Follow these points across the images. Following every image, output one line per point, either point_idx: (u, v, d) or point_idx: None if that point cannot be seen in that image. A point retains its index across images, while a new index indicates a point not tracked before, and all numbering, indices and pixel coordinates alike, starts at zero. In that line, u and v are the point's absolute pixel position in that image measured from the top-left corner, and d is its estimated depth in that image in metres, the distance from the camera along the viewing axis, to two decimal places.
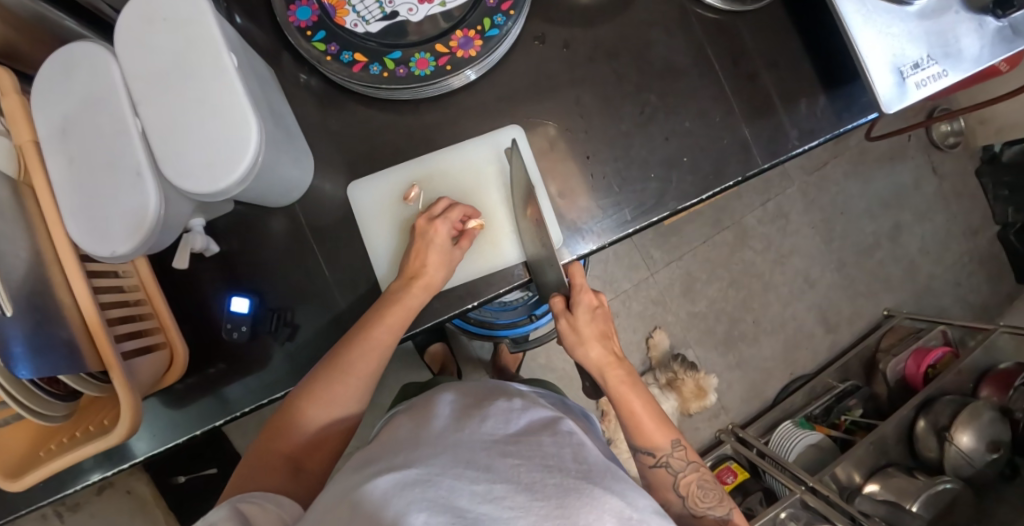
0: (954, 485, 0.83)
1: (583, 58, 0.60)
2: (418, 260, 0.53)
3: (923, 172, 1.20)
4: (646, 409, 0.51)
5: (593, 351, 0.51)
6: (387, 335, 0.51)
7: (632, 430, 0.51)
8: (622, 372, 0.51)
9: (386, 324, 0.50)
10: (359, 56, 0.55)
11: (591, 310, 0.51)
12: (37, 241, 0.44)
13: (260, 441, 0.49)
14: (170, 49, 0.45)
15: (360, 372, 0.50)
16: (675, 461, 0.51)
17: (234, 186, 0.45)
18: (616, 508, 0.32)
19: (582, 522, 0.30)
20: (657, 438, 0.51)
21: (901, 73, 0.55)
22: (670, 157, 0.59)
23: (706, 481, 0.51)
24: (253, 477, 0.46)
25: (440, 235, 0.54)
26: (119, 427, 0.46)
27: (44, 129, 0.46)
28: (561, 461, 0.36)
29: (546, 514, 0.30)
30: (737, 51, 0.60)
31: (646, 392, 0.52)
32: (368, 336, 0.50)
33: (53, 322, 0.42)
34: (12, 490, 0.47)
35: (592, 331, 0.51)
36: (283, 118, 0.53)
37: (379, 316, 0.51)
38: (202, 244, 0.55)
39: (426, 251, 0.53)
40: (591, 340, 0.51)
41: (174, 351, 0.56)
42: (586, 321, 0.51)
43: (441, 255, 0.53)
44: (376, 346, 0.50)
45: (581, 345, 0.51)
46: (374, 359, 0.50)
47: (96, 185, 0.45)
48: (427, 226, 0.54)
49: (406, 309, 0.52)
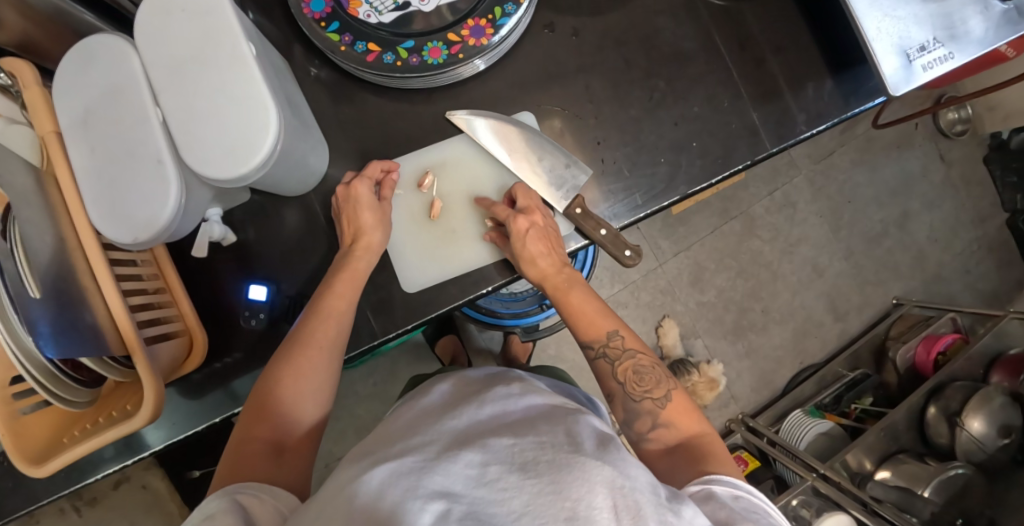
0: (965, 470, 0.83)
1: (592, 46, 0.61)
2: (351, 224, 0.55)
3: (931, 160, 1.20)
4: (585, 304, 0.54)
5: (535, 265, 0.54)
6: (343, 303, 0.53)
7: (576, 326, 0.54)
8: (561, 278, 0.55)
9: (339, 294, 0.52)
10: (372, 45, 0.56)
11: (528, 231, 0.54)
12: (61, 229, 0.45)
13: (236, 433, 0.48)
14: (189, 40, 0.46)
15: (321, 341, 0.51)
16: (612, 350, 0.52)
17: (253, 171, 0.46)
18: (609, 478, 0.32)
19: (573, 496, 0.30)
20: (597, 327, 0.53)
21: (907, 56, 0.55)
22: (680, 142, 0.60)
23: (643, 365, 0.51)
24: (240, 472, 0.44)
25: (362, 196, 0.55)
26: (142, 410, 0.47)
27: (66, 120, 0.47)
28: (553, 437, 0.36)
29: (538, 491, 0.31)
30: (745, 36, 0.61)
31: (585, 289, 0.55)
32: (323, 307, 0.52)
33: (77, 306, 0.43)
34: (36, 476, 0.48)
35: (536, 245, 0.54)
36: (299, 108, 0.54)
37: (330, 288, 0.53)
38: (219, 233, 0.56)
39: (357, 214, 0.55)
40: (536, 253, 0.54)
41: (193, 338, 0.57)
42: (528, 235, 0.54)
43: (371, 214, 0.55)
44: (334, 314, 0.52)
45: (520, 266, 0.55)
46: (334, 327, 0.52)
47: (117, 174, 0.46)
48: (348, 190, 0.55)
49: (355, 274, 0.54)
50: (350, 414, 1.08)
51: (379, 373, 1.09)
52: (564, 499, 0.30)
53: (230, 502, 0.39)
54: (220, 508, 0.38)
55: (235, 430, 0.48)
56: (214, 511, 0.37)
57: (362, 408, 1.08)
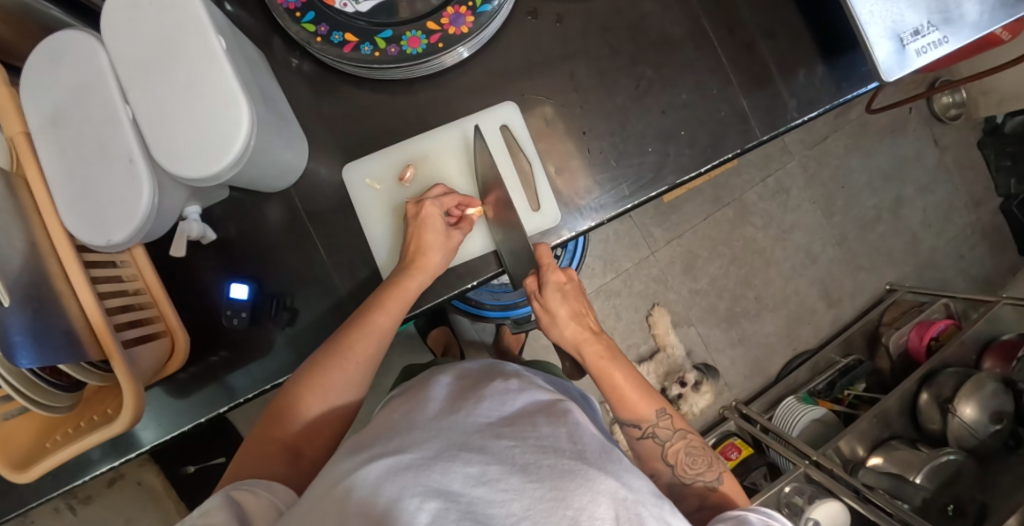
0: (958, 456, 0.82)
1: (577, 32, 0.59)
2: (414, 243, 0.54)
3: (925, 144, 1.19)
4: (629, 381, 0.51)
5: (566, 328, 0.52)
6: (387, 321, 0.52)
7: (617, 403, 0.51)
8: (600, 346, 0.51)
9: (386, 311, 0.51)
10: (349, 36, 0.54)
11: (560, 288, 0.52)
12: (33, 232, 0.43)
13: (260, 426, 0.49)
14: (157, 34, 0.44)
15: (358, 356, 0.50)
16: (661, 431, 0.51)
17: (227, 169, 0.45)
18: (611, 489, 0.32)
19: (575, 505, 0.30)
20: (641, 408, 0.51)
21: (900, 40, 0.54)
22: (668, 131, 0.59)
23: (693, 447, 0.51)
24: (252, 471, 0.46)
25: (431, 217, 0.54)
26: (122, 415, 0.46)
27: (34, 120, 0.45)
28: (556, 440, 0.36)
29: (538, 496, 0.31)
30: (733, 21, 0.59)
31: (626, 363, 0.52)
32: (368, 322, 0.51)
33: (50, 312, 0.42)
34: (19, 481, 0.47)
35: (565, 310, 0.52)
36: (275, 102, 0.52)
37: (380, 301, 0.52)
38: (198, 232, 0.55)
39: (422, 233, 0.53)
40: (565, 319, 0.52)
41: (175, 338, 0.55)
42: (564, 291, 0.52)
43: (438, 237, 0.54)
44: (375, 332, 0.51)
45: (555, 325, 0.52)
46: (374, 344, 0.51)
47: (88, 174, 0.45)
48: (417, 208, 0.54)
49: (405, 293, 0.52)
50: None
51: None
52: (565, 507, 0.30)
53: (227, 497, 0.39)
54: (216, 502, 0.37)
55: (257, 423, 0.50)
56: (208, 507, 0.37)
57: None
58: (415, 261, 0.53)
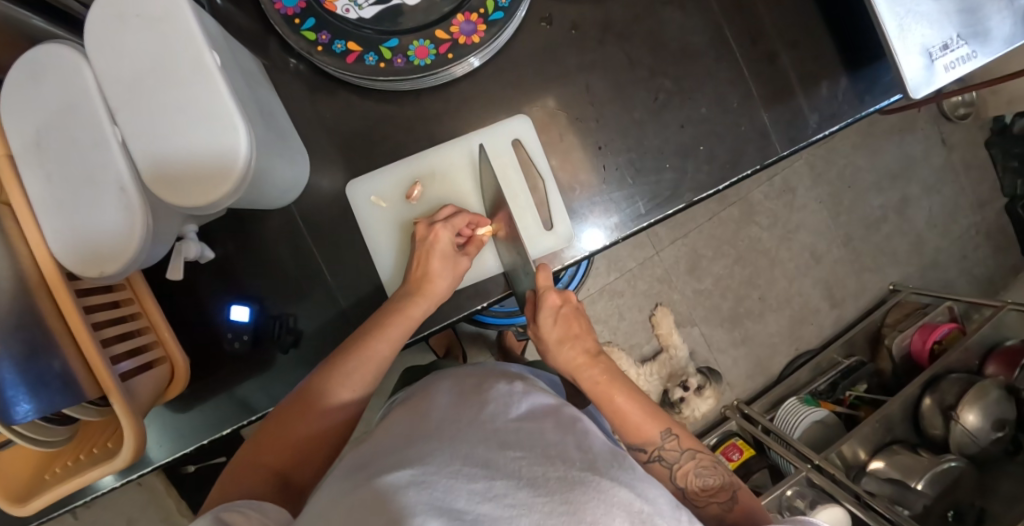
0: (959, 464, 0.83)
1: (593, 40, 0.56)
2: (421, 267, 0.51)
3: (932, 143, 1.17)
4: (631, 404, 0.49)
5: (560, 354, 0.50)
6: (386, 349, 0.49)
7: (620, 426, 0.49)
8: (598, 371, 0.49)
9: (386, 338, 0.49)
10: (353, 45, 0.51)
11: (552, 309, 0.51)
12: (20, 265, 0.41)
13: (248, 450, 0.46)
14: (146, 50, 0.41)
15: (358, 382, 0.48)
16: (668, 453, 0.48)
17: (226, 198, 0.42)
18: (625, 502, 0.31)
19: (589, 518, 0.29)
20: (644, 430, 0.48)
21: (929, 55, 0.52)
22: (685, 146, 0.56)
23: (703, 468, 0.48)
24: (238, 492, 0.42)
25: (441, 242, 0.51)
26: (125, 450, 0.45)
27: (16, 143, 0.42)
28: (562, 453, 0.35)
29: (550, 510, 0.29)
30: (756, 30, 0.56)
31: (627, 384, 0.50)
32: (366, 347, 0.48)
33: (45, 352, 0.40)
34: (22, 514, 0.47)
35: (557, 333, 0.51)
36: (275, 118, 0.49)
37: (379, 327, 0.49)
38: (196, 253, 0.52)
39: (429, 257, 0.51)
40: (557, 343, 0.50)
41: (174, 363, 0.53)
42: (554, 311, 0.51)
43: (445, 263, 0.51)
44: (374, 359, 0.49)
45: (549, 351, 0.51)
46: (372, 372, 0.49)
47: (75, 202, 0.42)
48: (428, 231, 0.52)
49: (408, 320, 0.50)
50: None
51: None
52: (579, 520, 0.29)
53: (213, 518, 0.35)
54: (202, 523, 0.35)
55: (246, 445, 0.46)
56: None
57: None
58: (421, 285, 0.51)
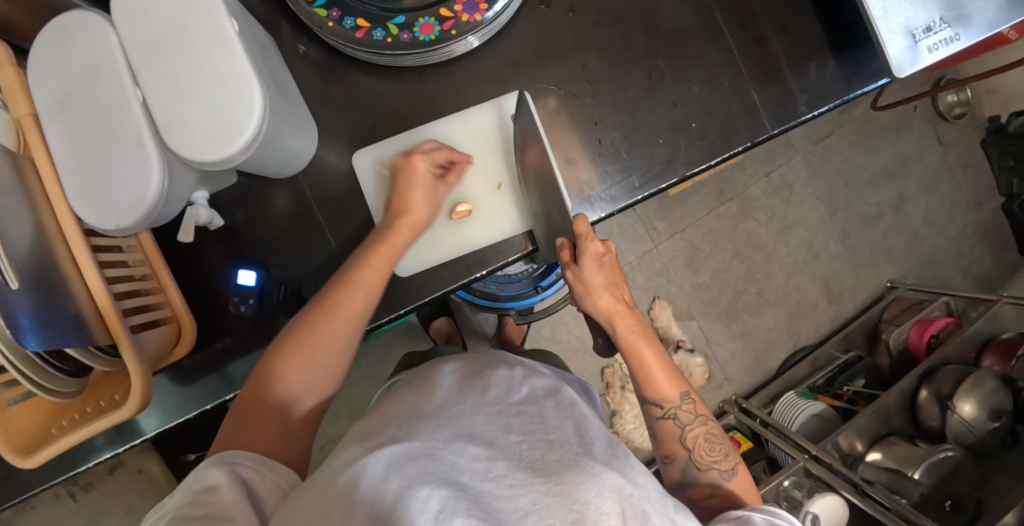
0: (955, 453, 0.83)
1: (589, 22, 0.59)
2: (402, 198, 0.54)
3: (928, 142, 1.19)
4: (658, 360, 0.51)
5: (598, 300, 0.51)
6: (375, 278, 0.50)
7: (641, 379, 0.50)
8: (633, 322, 0.52)
9: (374, 267, 0.50)
10: (361, 21, 0.54)
11: (598, 259, 0.51)
12: (40, 216, 0.43)
13: (245, 392, 0.46)
14: (168, 15, 0.44)
15: (348, 314, 0.49)
16: (683, 414, 0.49)
17: (238, 154, 0.44)
18: (616, 485, 0.31)
19: (582, 499, 0.29)
20: (666, 387, 0.50)
21: (912, 37, 0.54)
22: (678, 123, 0.58)
23: (713, 435, 0.49)
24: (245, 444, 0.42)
25: (419, 173, 0.54)
26: (129, 401, 0.46)
27: (42, 101, 0.45)
28: (562, 435, 0.35)
29: (546, 491, 0.30)
30: (746, 14, 0.59)
31: (657, 341, 0.52)
32: (354, 278, 0.49)
33: (61, 296, 0.42)
34: (25, 467, 0.47)
35: (600, 281, 0.52)
36: (286, 87, 0.52)
37: (366, 257, 0.50)
38: (206, 217, 0.54)
39: (410, 189, 0.54)
40: (599, 289, 0.51)
41: (182, 326, 0.55)
42: (602, 262, 0.52)
43: (426, 192, 0.54)
44: (364, 288, 0.50)
45: (589, 294, 0.52)
46: (363, 303, 0.49)
47: (96, 157, 0.44)
48: (405, 163, 0.54)
49: (393, 249, 0.52)
50: (344, 396, 1.09)
51: (374, 356, 1.10)
52: (573, 501, 0.29)
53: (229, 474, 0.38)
54: (223, 478, 0.37)
55: (245, 388, 0.46)
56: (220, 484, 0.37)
57: (358, 390, 1.09)
58: (399, 214, 0.53)
